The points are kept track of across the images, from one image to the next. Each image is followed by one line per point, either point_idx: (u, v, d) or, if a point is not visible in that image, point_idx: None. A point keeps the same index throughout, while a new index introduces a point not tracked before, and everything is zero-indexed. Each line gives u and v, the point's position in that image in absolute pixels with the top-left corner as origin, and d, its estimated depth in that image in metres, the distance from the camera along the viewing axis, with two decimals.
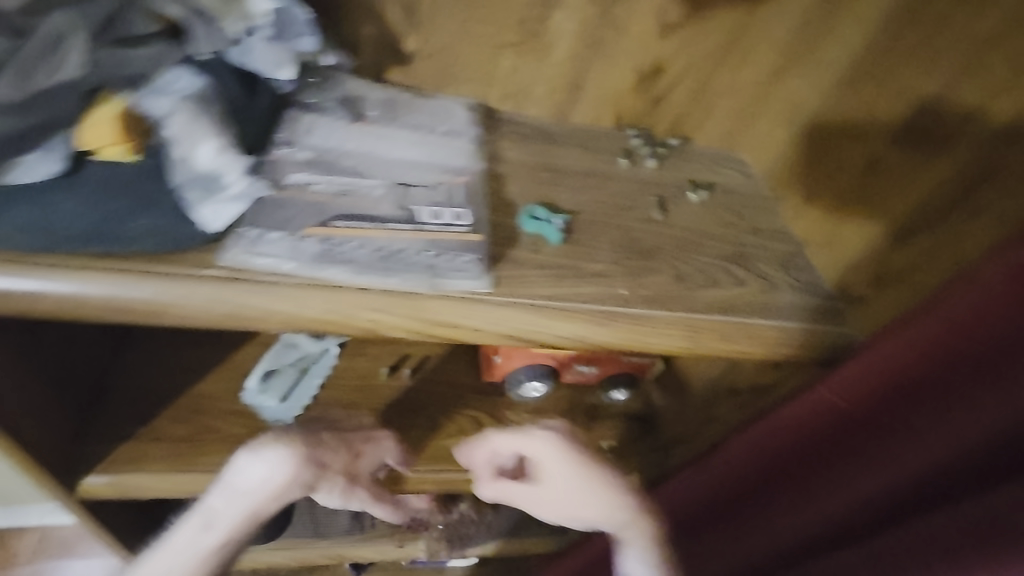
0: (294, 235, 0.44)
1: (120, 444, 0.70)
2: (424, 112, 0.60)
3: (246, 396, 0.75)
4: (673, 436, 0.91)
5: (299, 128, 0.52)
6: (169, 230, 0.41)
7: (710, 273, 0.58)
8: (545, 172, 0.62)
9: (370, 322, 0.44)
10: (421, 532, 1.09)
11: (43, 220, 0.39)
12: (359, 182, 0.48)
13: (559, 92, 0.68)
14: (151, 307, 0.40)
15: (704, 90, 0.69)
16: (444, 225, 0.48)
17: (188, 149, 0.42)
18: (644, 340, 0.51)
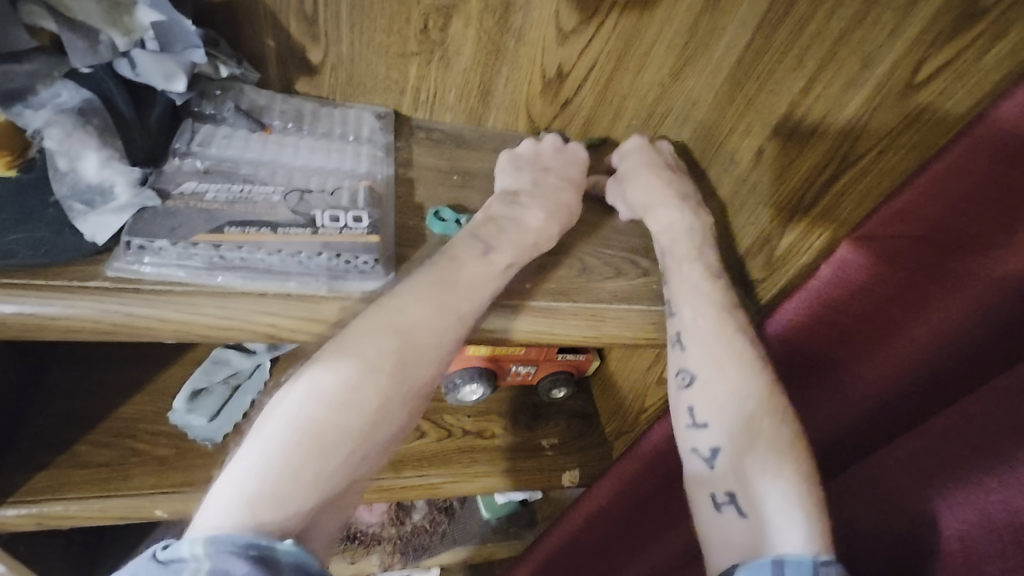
0: (181, 243, 0.43)
1: (36, 473, 0.67)
2: (333, 120, 0.60)
3: (173, 417, 0.74)
4: (614, 430, 0.93)
5: (194, 138, 0.52)
6: (46, 244, 0.41)
7: (616, 264, 0.60)
8: (456, 175, 0.64)
9: (268, 326, 0.45)
10: (373, 546, 1.10)
11: None
12: (255, 189, 0.48)
13: (470, 98, 0.69)
14: (31, 321, 0.40)
15: (609, 92, 0.72)
16: (343, 228, 0.48)
17: (70, 162, 0.43)
18: (551, 333, 0.53)
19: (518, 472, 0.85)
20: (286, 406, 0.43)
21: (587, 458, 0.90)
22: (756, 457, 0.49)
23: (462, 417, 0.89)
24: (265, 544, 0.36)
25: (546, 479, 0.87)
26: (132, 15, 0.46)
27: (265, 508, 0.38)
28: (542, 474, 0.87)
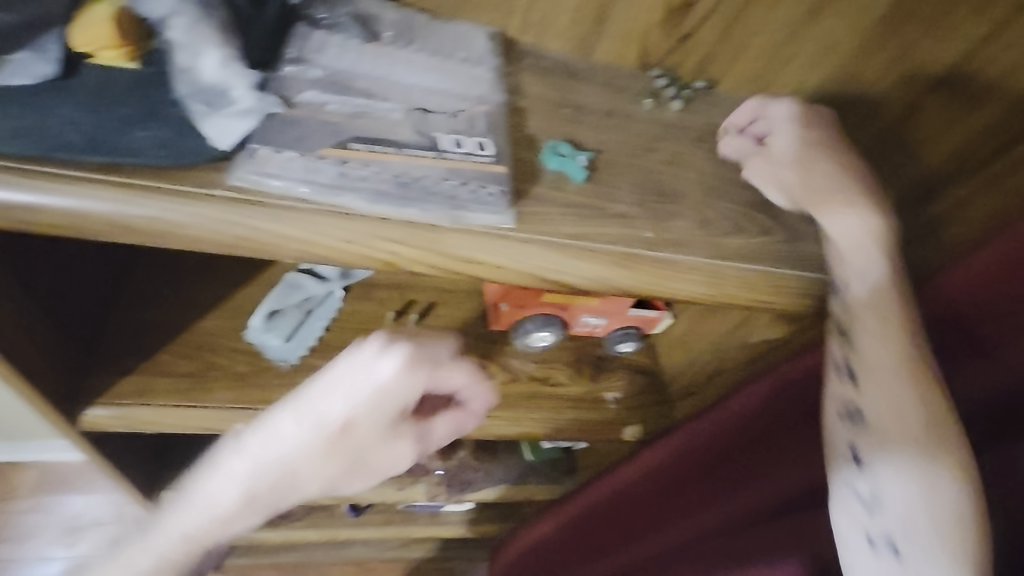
0: (308, 155, 0.41)
1: (122, 377, 0.69)
2: (445, 37, 0.56)
3: (251, 335, 0.74)
4: (680, 389, 0.90)
5: (308, 45, 0.48)
6: (172, 145, 0.38)
7: (737, 220, 0.56)
8: (568, 108, 0.59)
9: (387, 254, 0.42)
10: (420, 476, 1.12)
11: (36, 127, 0.36)
12: (375, 105, 0.45)
13: (585, 22, 0.63)
14: (157, 226, 0.38)
15: (737, 28, 0.64)
16: (467, 154, 0.45)
17: (191, 58, 0.40)
18: (667, 286, 0.50)
19: (582, 421, 0.85)
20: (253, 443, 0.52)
21: (650, 415, 0.88)
22: (895, 461, 0.56)
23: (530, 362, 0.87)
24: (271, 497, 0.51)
25: (608, 430, 0.86)
26: None
27: (233, 514, 0.52)
28: (602, 427, 0.86)
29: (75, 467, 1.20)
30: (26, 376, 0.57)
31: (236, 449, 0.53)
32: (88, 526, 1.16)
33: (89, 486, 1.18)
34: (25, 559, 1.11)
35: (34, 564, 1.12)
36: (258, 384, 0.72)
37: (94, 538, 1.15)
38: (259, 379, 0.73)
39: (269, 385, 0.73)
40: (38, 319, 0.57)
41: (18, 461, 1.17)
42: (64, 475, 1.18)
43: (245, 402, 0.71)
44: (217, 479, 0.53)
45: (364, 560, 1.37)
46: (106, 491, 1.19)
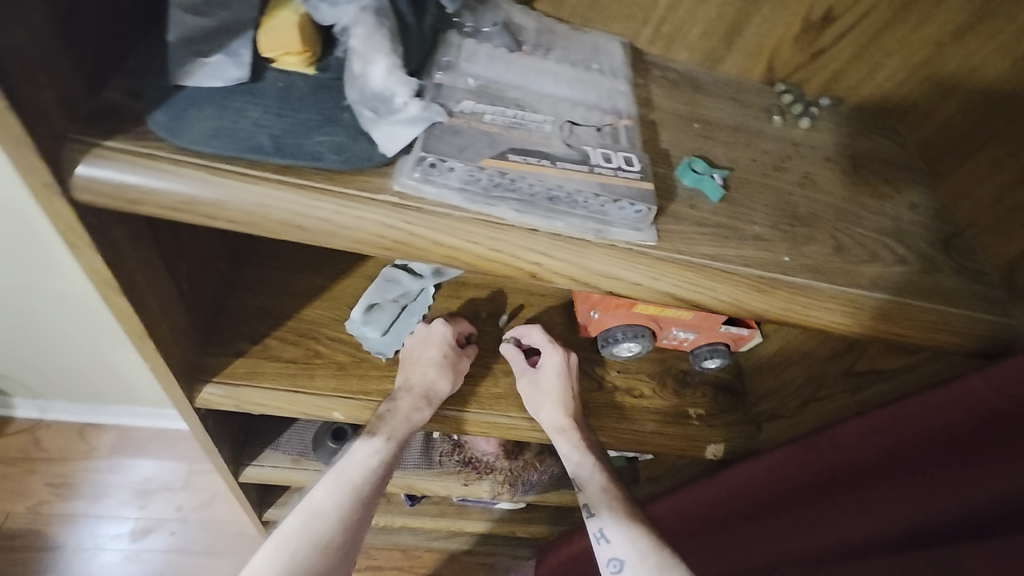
0: (472, 165, 0.41)
1: (234, 358, 0.72)
2: (580, 46, 0.56)
3: (349, 326, 0.76)
4: (765, 411, 0.87)
5: (461, 54, 0.49)
6: (346, 149, 0.40)
7: (871, 247, 0.54)
8: (696, 123, 0.58)
9: (535, 264, 0.43)
10: (484, 474, 1.12)
11: (229, 127, 0.39)
12: (528, 116, 0.45)
13: (715, 35, 0.62)
14: (327, 226, 0.39)
15: (872, 47, 0.63)
16: (616, 169, 0.45)
17: (363, 65, 0.41)
18: (803, 312, 0.49)
19: (665, 437, 0.84)
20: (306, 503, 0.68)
21: (733, 432, 0.86)
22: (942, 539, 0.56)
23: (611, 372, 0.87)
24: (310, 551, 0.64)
25: (690, 447, 0.85)
26: None
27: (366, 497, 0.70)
28: (685, 442, 0.85)
29: (151, 434, 1.28)
30: (161, 353, 0.60)
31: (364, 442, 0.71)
32: (157, 490, 1.23)
33: (160, 452, 1.26)
34: (99, 516, 1.19)
35: (105, 522, 1.19)
36: (356, 375, 0.74)
37: (161, 504, 1.21)
38: (357, 370, 0.75)
39: (366, 376, 0.75)
40: (177, 299, 0.60)
41: (100, 422, 1.27)
42: (136, 440, 1.27)
43: (344, 391, 0.73)
44: (361, 459, 0.71)
45: (411, 547, 1.40)
46: (177, 459, 1.26)
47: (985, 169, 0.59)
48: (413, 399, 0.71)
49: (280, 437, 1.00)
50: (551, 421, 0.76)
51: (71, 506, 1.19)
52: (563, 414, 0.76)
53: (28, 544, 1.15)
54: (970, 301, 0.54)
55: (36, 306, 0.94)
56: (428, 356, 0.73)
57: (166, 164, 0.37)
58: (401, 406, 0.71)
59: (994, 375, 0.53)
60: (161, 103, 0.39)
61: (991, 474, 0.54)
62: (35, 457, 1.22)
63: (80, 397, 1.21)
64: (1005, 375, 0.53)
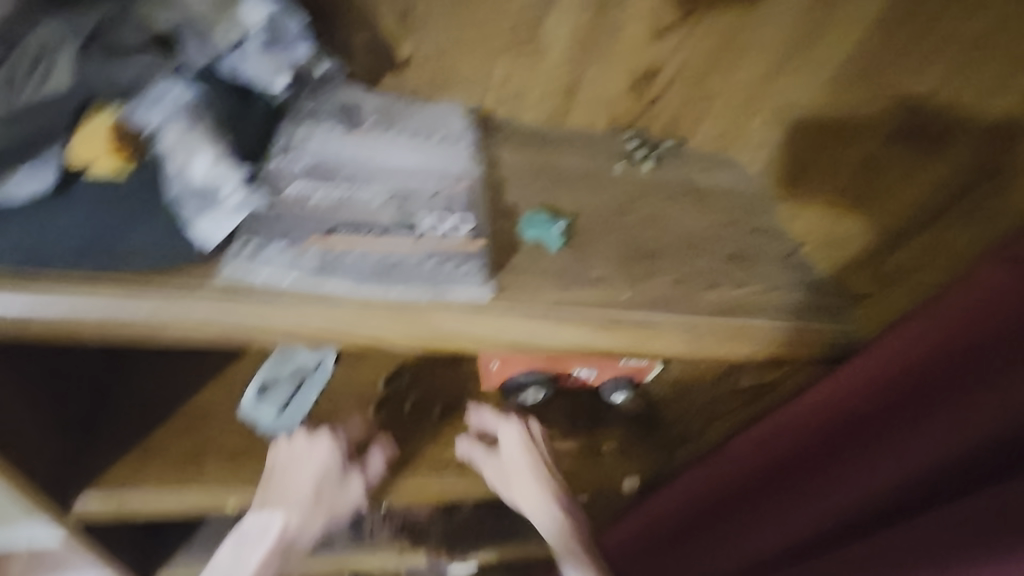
0: (293, 246, 0.43)
1: (114, 464, 0.68)
2: (421, 118, 0.60)
3: (241, 412, 0.73)
4: (677, 436, 0.88)
5: (294, 137, 0.51)
6: (164, 247, 0.40)
7: (711, 275, 0.58)
8: (542, 177, 0.62)
9: (373, 336, 0.43)
10: (420, 540, 1.09)
11: (33, 239, 0.38)
12: (358, 192, 0.48)
13: (553, 96, 0.68)
14: (149, 325, 0.39)
15: (699, 91, 0.70)
16: (445, 234, 0.48)
17: (184, 160, 0.42)
18: (647, 345, 0.51)
19: (578, 476, 0.85)
20: None
21: (650, 462, 0.87)
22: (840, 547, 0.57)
23: (521, 421, 0.85)
24: None
25: (606, 482, 0.86)
26: (237, 11, 0.46)
27: None
28: (600, 478, 0.86)
29: None
30: None
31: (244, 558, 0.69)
32: None
33: None
34: None
35: None
36: (253, 459, 0.72)
37: None
38: (247, 461, 0.72)
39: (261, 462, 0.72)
40: None
41: None
42: None
43: (237, 482, 0.70)
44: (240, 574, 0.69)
45: None
46: None
47: (813, 192, 0.65)
48: (301, 516, 0.68)
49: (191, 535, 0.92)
50: (522, 498, 0.73)
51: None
52: (540, 492, 0.73)
53: None
54: (809, 314, 0.58)
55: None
56: (316, 469, 0.69)
57: None
58: (287, 523, 0.68)
59: (841, 375, 0.57)
60: None
61: (866, 471, 0.56)
62: None
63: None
64: (850, 375, 0.56)
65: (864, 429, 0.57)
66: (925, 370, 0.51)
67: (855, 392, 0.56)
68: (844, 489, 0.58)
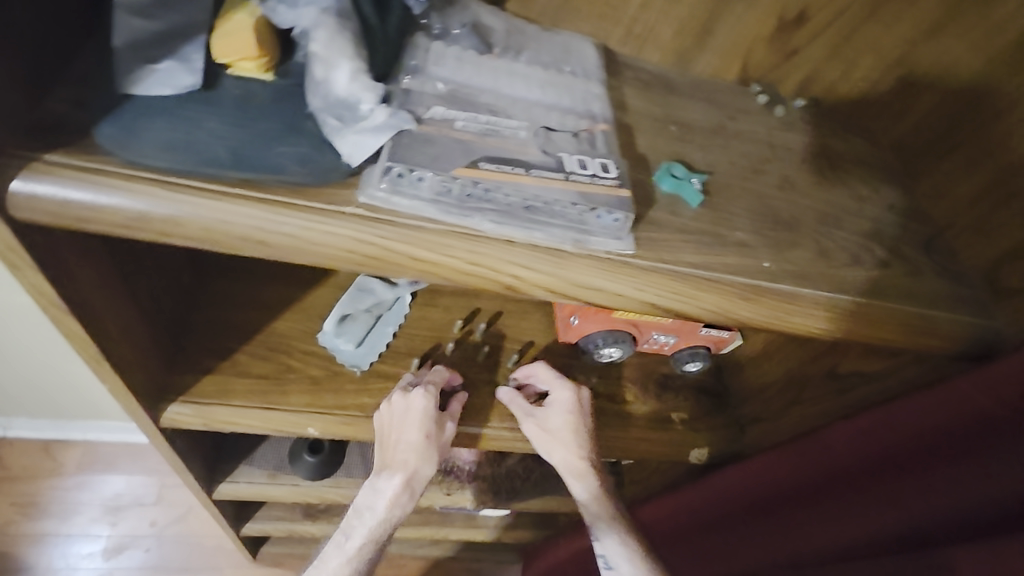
0: (442, 176, 0.39)
1: (203, 376, 0.68)
2: (552, 48, 0.55)
3: (323, 338, 0.74)
4: (750, 414, 0.87)
5: (428, 56, 0.47)
6: (311, 161, 0.38)
7: (852, 251, 0.53)
8: (673, 125, 0.57)
9: (513, 279, 0.41)
10: (468, 483, 1.10)
11: (183, 139, 0.36)
12: (502, 122, 0.43)
13: (688, 36, 0.62)
14: (291, 243, 0.37)
15: (846, 46, 0.63)
16: (593, 176, 0.43)
17: (325, 70, 0.38)
18: (786, 320, 0.47)
19: (646, 442, 0.84)
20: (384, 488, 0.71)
21: (717, 438, 0.86)
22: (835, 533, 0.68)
23: (592, 378, 0.86)
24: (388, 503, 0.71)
25: (675, 453, 0.84)
26: None
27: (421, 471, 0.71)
28: (668, 447, 0.84)
29: (120, 448, 1.24)
30: (123, 375, 0.56)
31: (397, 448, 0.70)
32: (129, 506, 1.19)
33: (129, 467, 1.22)
34: (70, 535, 1.15)
35: (78, 539, 1.15)
36: (332, 389, 0.72)
37: (135, 519, 1.18)
38: (332, 385, 0.72)
39: (341, 392, 0.72)
40: (138, 319, 0.57)
41: (68, 438, 1.22)
42: (106, 455, 1.23)
43: (319, 408, 0.70)
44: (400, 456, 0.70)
45: (395, 556, 1.39)
46: (149, 473, 1.22)
47: (951, 178, 0.60)
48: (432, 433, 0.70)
49: (253, 453, 0.98)
50: None
51: (33, 527, 1.14)
52: None
53: None
54: (955, 305, 0.53)
55: None
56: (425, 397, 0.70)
57: (111, 179, 0.34)
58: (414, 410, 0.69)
59: (978, 379, 0.54)
60: (109, 114, 0.36)
61: (967, 477, 0.55)
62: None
63: (47, 415, 1.17)
64: (991, 380, 0.53)
65: (996, 431, 0.54)
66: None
67: (996, 395, 0.52)
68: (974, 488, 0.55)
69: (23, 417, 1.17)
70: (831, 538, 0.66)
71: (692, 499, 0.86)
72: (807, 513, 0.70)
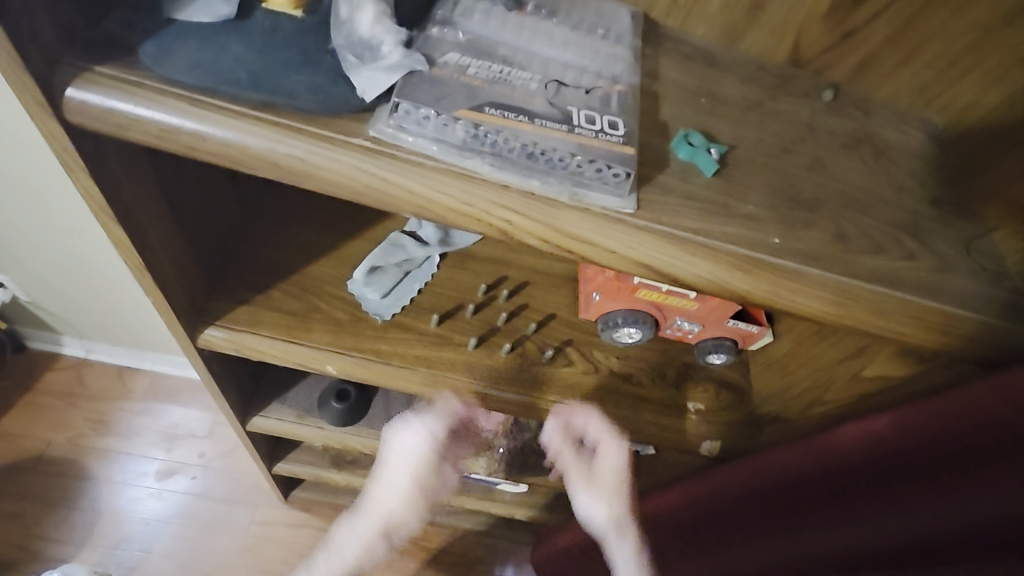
0: (445, 115, 0.41)
1: (238, 306, 0.73)
2: (586, 11, 0.55)
3: (353, 287, 0.77)
4: (770, 412, 0.83)
5: (457, 7, 0.49)
6: (323, 92, 0.40)
7: (878, 239, 0.50)
8: (704, 98, 0.56)
9: (502, 223, 0.42)
10: (483, 452, 1.03)
11: (209, 61, 0.40)
12: (514, 73, 0.45)
13: (735, 11, 0.59)
14: (298, 165, 0.40)
15: (908, 30, 0.58)
16: (598, 132, 0.44)
17: (351, 11, 0.42)
18: (789, 297, 0.46)
19: (660, 428, 0.81)
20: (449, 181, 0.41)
21: (733, 432, 0.82)
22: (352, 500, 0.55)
23: (611, 360, 0.83)
24: (461, 146, 0.41)
25: (686, 441, 0.82)
26: None
27: None
28: (679, 435, 0.82)
29: (181, 383, 1.42)
30: (161, 287, 0.62)
31: (491, 147, 0.42)
32: (183, 436, 1.36)
33: (187, 401, 1.39)
34: (131, 454, 1.33)
35: (138, 459, 1.32)
36: (352, 332, 0.75)
37: (187, 449, 1.35)
38: (354, 328, 0.75)
39: (362, 335, 0.74)
40: (180, 239, 0.63)
41: (137, 367, 1.41)
42: (168, 388, 1.40)
43: (338, 347, 0.73)
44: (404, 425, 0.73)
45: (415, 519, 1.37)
46: (203, 409, 1.39)
47: (1007, 177, 0.55)
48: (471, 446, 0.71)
49: (286, 393, 1.00)
50: None
51: (104, 441, 1.33)
52: None
53: (95, 454, 1.32)
54: (985, 307, 0.50)
55: (93, 247, 1.06)
56: None
57: (151, 93, 0.39)
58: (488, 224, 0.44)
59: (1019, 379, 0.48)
60: (152, 35, 0.40)
61: None
62: (79, 392, 1.38)
63: (132, 342, 1.36)
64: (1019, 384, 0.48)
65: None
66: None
67: None
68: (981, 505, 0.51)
69: (84, 350, 1.40)
70: (845, 541, 0.62)
71: (727, 480, 0.78)
72: (820, 514, 0.64)
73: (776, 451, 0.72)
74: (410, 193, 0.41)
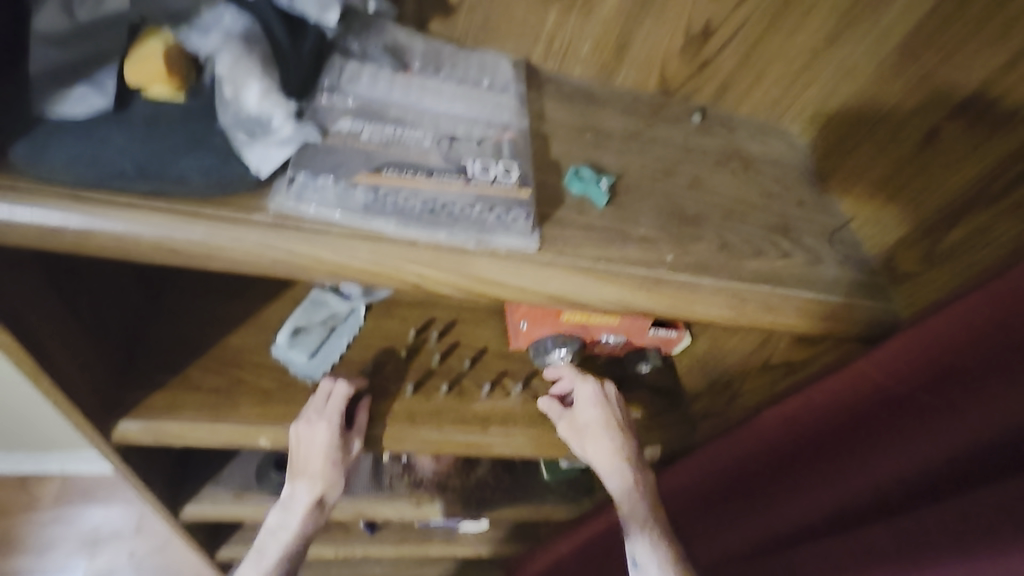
0: (343, 182, 0.43)
1: (154, 392, 0.69)
2: (469, 65, 0.59)
3: (275, 352, 0.74)
4: (699, 410, 0.89)
5: (343, 75, 0.50)
6: (216, 172, 0.41)
7: (757, 243, 0.56)
8: (589, 133, 0.60)
9: (415, 278, 0.44)
10: (438, 495, 1.02)
11: (90, 155, 0.39)
12: (407, 133, 0.48)
13: (605, 51, 0.65)
14: (199, 248, 0.39)
15: (754, 55, 0.66)
16: (494, 179, 0.47)
17: (235, 90, 0.42)
18: (690, 308, 0.50)
19: None
20: (353, 243, 0.42)
21: (670, 434, 0.86)
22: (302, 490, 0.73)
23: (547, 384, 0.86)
24: (362, 211, 0.43)
25: None
26: None
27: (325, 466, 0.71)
28: None
29: (97, 481, 1.29)
30: (63, 387, 0.57)
31: (392, 206, 0.43)
32: (107, 538, 1.24)
33: (107, 499, 1.27)
34: (46, 571, 1.19)
35: (55, 575, 1.19)
36: (283, 400, 0.72)
37: (113, 552, 1.23)
38: (283, 396, 0.73)
39: (293, 401, 0.72)
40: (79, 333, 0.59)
41: (43, 472, 1.27)
42: (83, 488, 1.28)
43: (269, 418, 0.71)
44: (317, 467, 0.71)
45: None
46: (127, 505, 1.27)
47: (853, 174, 0.64)
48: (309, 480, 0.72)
49: (220, 472, 0.95)
50: None
51: (11, 563, 1.18)
52: None
53: None
54: (853, 290, 0.57)
55: None
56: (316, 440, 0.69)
57: (27, 194, 0.37)
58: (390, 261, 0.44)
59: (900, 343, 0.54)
60: (19, 135, 0.39)
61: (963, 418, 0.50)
62: None
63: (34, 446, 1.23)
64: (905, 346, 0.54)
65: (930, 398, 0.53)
66: (955, 356, 0.51)
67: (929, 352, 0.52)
68: (889, 460, 0.56)
69: None
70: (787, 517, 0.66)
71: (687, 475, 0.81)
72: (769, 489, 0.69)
73: (715, 443, 0.76)
74: (317, 261, 0.41)
